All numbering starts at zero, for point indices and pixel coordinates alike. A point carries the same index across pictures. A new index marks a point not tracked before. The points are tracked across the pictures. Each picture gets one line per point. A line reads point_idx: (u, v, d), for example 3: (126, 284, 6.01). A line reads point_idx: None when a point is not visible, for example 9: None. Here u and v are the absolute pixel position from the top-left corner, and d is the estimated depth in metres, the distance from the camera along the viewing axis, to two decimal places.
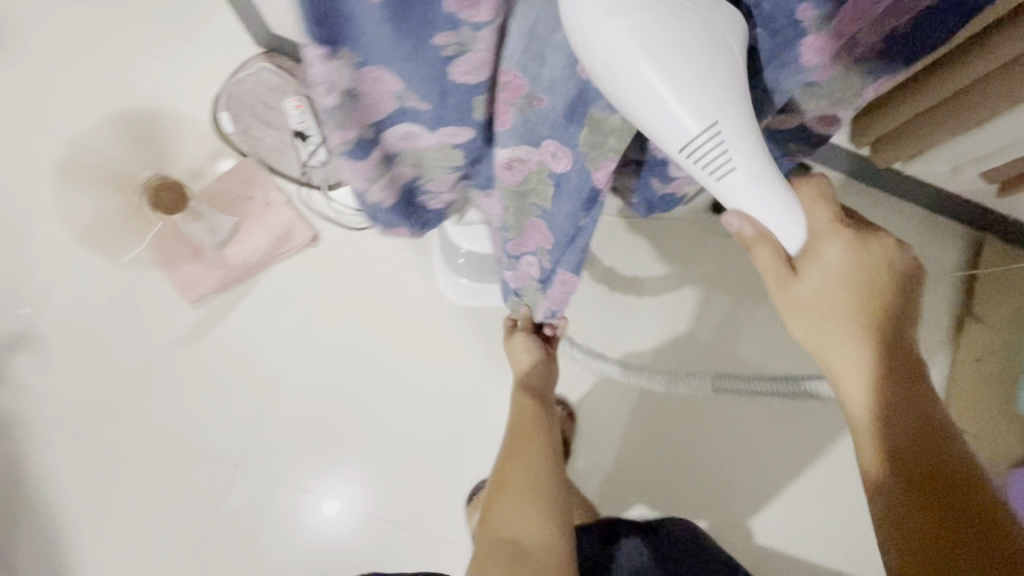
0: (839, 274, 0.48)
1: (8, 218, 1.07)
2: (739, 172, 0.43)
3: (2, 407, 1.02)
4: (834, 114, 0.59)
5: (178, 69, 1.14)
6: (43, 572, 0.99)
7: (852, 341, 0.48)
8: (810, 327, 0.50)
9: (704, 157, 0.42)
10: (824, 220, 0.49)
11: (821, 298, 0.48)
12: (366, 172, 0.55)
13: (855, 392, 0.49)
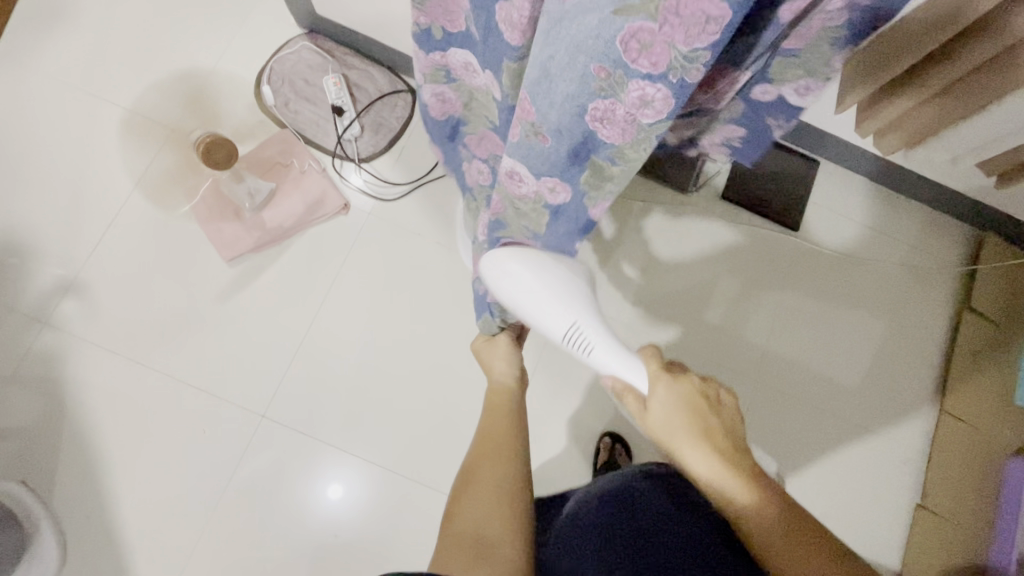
0: (686, 408, 0.60)
1: (64, 175, 1.16)
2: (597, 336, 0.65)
3: (49, 347, 1.09)
4: (809, 85, 0.69)
5: (229, 47, 1.23)
6: (74, 504, 1.04)
7: (693, 449, 0.58)
8: (682, 457, 0.59)
9: (573, 334, 0.67)
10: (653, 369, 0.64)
11: (664, 423, 0.61)
12: (423, 70, 0.67)
13: (718, 500, 0.56)
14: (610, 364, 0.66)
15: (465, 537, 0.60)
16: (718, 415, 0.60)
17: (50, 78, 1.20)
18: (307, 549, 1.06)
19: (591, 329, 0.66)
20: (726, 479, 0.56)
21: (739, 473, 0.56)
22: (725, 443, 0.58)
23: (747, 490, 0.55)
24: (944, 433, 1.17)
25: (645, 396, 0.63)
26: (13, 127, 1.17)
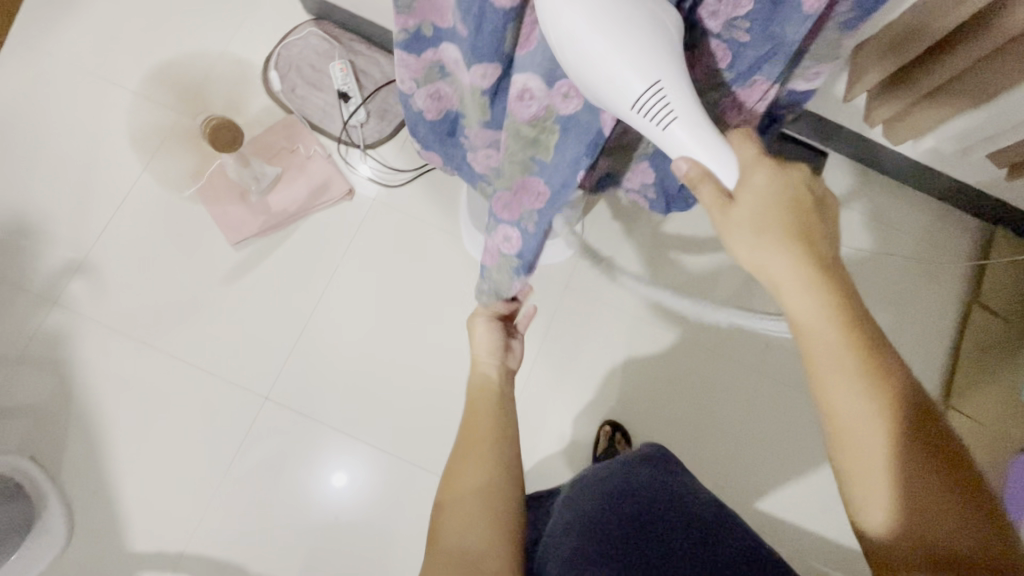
0: (779, 199, 0.50)
1: (73, 157, 1.17)
2: (682, 122, 0.48)
3: (57, 325, 1.11)
4: (817, 70, 0.66)
5: (236, 33, 1.23)
6: (80, 480, 1.06)
7: (792, 253, 0.48)
8: (761, 258, 0.49)
9: (649, 109, 0.47)
10: (750, 152, 0.52)
11: (759, 214, 0.50)
12: (414, 75, 0.66)
13: (814, 325, 0.47)
14: (692, 149, 0.50)
15: (449, 558, 0.54)
16: (816, 225, 0.50)
17: (61, 61, 1.21)
18: (308, 529, 1.07)
19: (677, 87, 0.47)
20: (813, 290, 0.48)
21: (827, 284, 0.48)
22: (819, 251, 0.49)
23: (831, 307, 0.47)
24: (948, 428, 1.15)
25: (732, 189, 0.51)
26: (25, 110, 1.19)
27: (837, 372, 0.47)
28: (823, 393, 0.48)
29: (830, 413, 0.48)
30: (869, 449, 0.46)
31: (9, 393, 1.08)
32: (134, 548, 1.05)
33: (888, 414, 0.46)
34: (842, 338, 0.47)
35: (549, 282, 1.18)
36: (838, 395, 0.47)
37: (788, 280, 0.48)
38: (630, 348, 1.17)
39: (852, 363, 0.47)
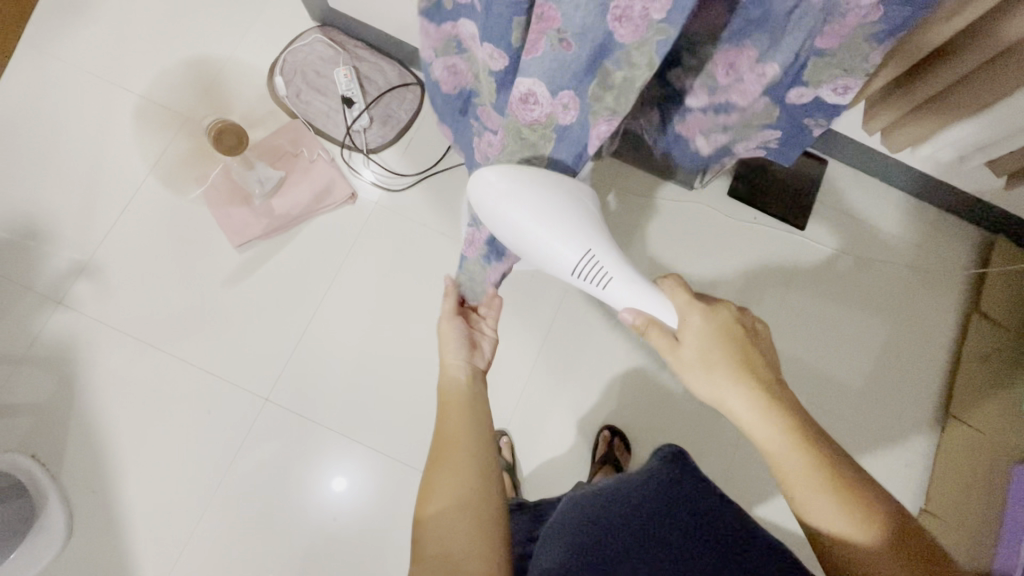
0: (717, 337, 0.60)
1: (80, 160, 1.19)
2: (615, 280, 0.67)
3: (61, 325, 1.12)
4: (848, 81, 0.70)
5: (242, 39, 1.25)
6: (80, 480, 1.06)
7: (734, 385, 0.57)
8: (718, 394, 0.58)
9: (587, 273, 0.67)
10: (683, 299, 0.63)
11: (703, 355, 0.59)
12: (433, 43, 0.70)
13: (775, 451, 0.54)
14: (629, 297, 0.67)
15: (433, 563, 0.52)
16: (753, 351, 0.60)
17: (70, 66, 1.23)
18: (306, 532, 1.07)
19: (604, 260, 0.67)
20: (767, 419, 0.55)
21: (775, 409, 0.55)
22: (762, 373, 0.58)
23: (780, 430, 0.54)
24: (947, 436, 1.15)
25: (676, 333, 0.62)
26: (34, 113, 1.21)
27: (811, 491, 0.51)
28: (805, 512, 0.52)
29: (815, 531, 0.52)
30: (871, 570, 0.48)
31: (13, 393, 1.09)
32: (132, 550, 1.05)
33: (871, 526, 0.49)
34: (799, 453, 0.53)
35: (549, 287, 1.18)
36: (817, 509, 0.51)
37: (741, 413, 0.57)
38: (629, 353, 1.17)
39: (819, 480, 0.51)
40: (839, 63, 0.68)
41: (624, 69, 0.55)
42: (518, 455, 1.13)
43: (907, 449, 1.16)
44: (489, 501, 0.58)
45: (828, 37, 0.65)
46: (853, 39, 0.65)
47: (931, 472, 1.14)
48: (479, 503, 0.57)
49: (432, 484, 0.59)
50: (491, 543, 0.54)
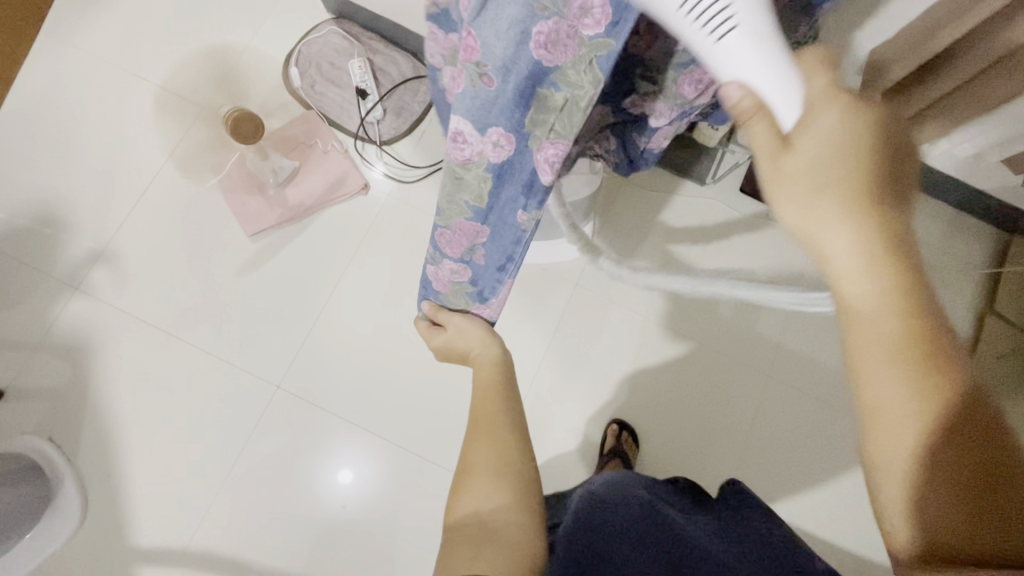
0: (848, 149, 0.39)
1: (98, 149, 1.21)
2: (740, 30, 0.35)
3: (77, 312, 1.14)
4: None
5: (258, 31, 1.26)
6: (95, 464, 1.08)
7: (852, 215, 0.39)
8: (806, 219, 0.40)
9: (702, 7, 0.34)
10: (823, 83, 0.39)
11: (817, 168, 0.39)
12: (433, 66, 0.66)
13: (868, 312, 0.40)
14: (749, 68, 0.37)
15: (467, 524, 0.53)
16: (888, 174, 0.39)
17: (89, 56, 1.25)
18: (314, 520, 1.08)
19: None
20: (877, 279, 0.40)
21: (880, 255, 0.39)
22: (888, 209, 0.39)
23: (886, 288, 0.39)
24: None
25: (787, 130, 0.39)
26: (54, 103, 1.23)
27: (875, 342, 0.40)
28: (857, 364, 0.42)
29: (865, 393, 0.42)
30: (900, 445, 0.40)
31: (31, 377, 1.11)
32: (145, 533, 1.07)
33: (928, 420, 0.40)
34: (900, 321, 0.40)
35: (559, 281, 1.18)
36: (868, 369, 0.41)
37: (844, 250, 0.39)
38: (637, 349, 1.17)
39: (898, 353, 0.40)
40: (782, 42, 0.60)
41: (561, 93, 0.42)
42: None
43: None
44: (527, 474, 0.58)
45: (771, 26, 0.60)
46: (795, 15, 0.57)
47: None
48: (517, 473, 0.57)
49: (472, 451, 0.59)
50: (528, 508, 0.55)
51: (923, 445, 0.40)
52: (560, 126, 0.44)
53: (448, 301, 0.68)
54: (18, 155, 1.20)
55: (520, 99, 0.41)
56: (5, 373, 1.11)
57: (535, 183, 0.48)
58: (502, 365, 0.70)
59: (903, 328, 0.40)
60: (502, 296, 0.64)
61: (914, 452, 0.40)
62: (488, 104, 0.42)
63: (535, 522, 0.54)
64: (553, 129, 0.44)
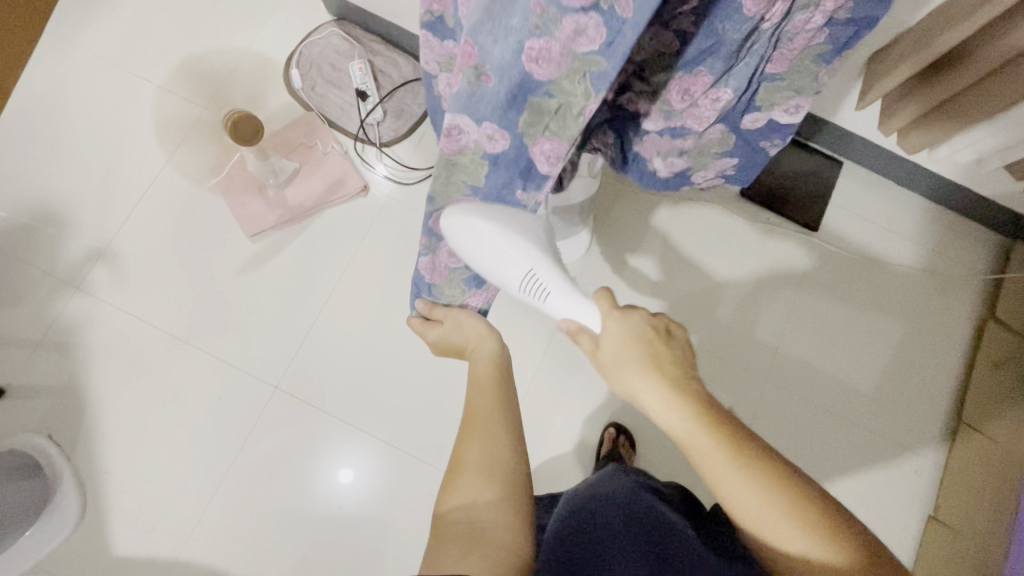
0: (633, 337, 0.58)
1: (99, 148, 1.21)
2: (554, 293, 0.65)
3: (77, 309, 1.15)
4: (798, 102, 0.70)
5: (259, 33, 1.27)
6: (94, 460, 1.09)
7: (646, 375, 0.55)
8: (630, 384, 0.56)
9: (529, 288, 0.65)
10: (605, 304, 0.62)
11: (618, 352, 0.58)
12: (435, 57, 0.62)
13: (682, 434, 0.51)
14: (567, 308, 0.65)
15: (455, 523, 0.51)
16: (663, 344, 0.58)
17: (93, 57, 1.26)
18: (310, 521, 1.09)
19: (546, 271, 0.64)
20: (675, 410, 0.52)
21: (686, 398, 0.53)
22: (674, 369, 0.55)
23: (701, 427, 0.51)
24: (957, 445, 1.12)
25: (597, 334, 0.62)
26: (57, 102, 1.24)
27: (700, 458, 0.50)
28: (716, 490, 0.50)
29: (733, 510, 0.49)
30: (786, 535, 0.47)
31: (32, 375, 1.12)
32: (143, 530, 1.07)
33: (793, 514, 0.47)
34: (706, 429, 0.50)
35: None
36: (728, 493, 0.49)
37: (647, 402, 0.55)
38: None
39: (741, 472, 0.48)
40: (791, 85, 0.69)
41: (557, 99, 0.50)
42: None
43: (919, 457, 1.13)
44: (518, 476, 0.57)
45: (778, 62, 0.66)
46: (801, 62, 0.66)
47: (941, 481, 1.11)
48: (508, 475, 0.56)
49: (466, 446, 0.58)
50: (519, 510, 0.53)
51: (808, 539, 0.46)
52: (554, 126, 0.53)
53: (442, 293, 0.79)
54: (21, 154, 1.21)
55: (513, 104, 0.49)
56: (7, 370, 1.12)
57: (532, 171, 0.58)
58: (498, 362, 0.71)
59: (735, 451, 0.49)
60: (493, 276, 0.76)
61: (807, 543, 0.46)
62: (489, 100, 0.49)
63: (525, 524, 0.53)
64: (546, 128, 0.53)
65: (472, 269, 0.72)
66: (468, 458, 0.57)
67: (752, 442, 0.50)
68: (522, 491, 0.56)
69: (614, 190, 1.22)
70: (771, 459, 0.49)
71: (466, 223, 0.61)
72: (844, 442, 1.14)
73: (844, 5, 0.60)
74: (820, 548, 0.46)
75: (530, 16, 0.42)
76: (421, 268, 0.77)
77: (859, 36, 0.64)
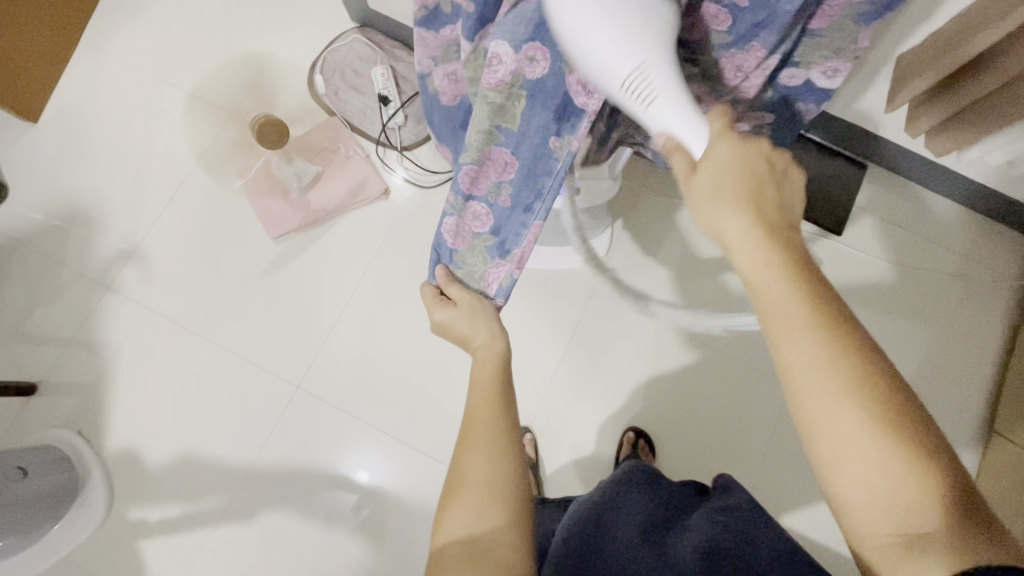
0: (736, 170, 0.47)
1: (130, 152, 1.25)
2: (662, 99, 0.47)
3: (106, 308, 1.18)
4: (837, 65, 0.62)
5: (284, 40, 1.30)
6: (119, 455, 1.12)
7: (738, 209, 0.46)
8: (715, 222, 0.47)
9: (636, 88, 0.46)
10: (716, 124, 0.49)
11: (713, 180, 0.48)
12: (432, 52, 0.63)
13: (767, 288, 0.43)
14: (672, 124, 0.49)
15: (456, 551, 0.52)
16: (767, 190, 0.47)
17: (125, 64, 1.30)
18: (328, 520, 1.09)
19: (658, 70, 0.46)
20: (770, 260, 0.44)
21: (777, 250, 0.44)
22: (775, 216, 0.46)
23: (787, 273, 0.43)
24: (989, 453, 1.08)
25: (696, 160, 0.49)
26: (91, 107, 1.28)
27: (784, 323, 0.42)
28: (776, 348, 0.43)
29: (788, 376, 0.42)
30: (835, 403, 0.40)
31: (63, 372, 1.15)
32: (165, 525, 1.09)
33: (886, 431, 0.39)
34: (805, 311, 0.42)
35: (576, 286, 1.18)
36: (789, 345, 0.42)
37: (741, 243, 0.45)
38: (652, 356, 1.16)
39: (814, 329, 0.41)
40: (829, 45, 0.60)
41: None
42: (540, 453, 1.13)
43: None
44: (518, 488, 0.56)
45: (819, 18, 0.58)
46: (841, 19, 0.58)
47: (973, 490, 1.07)
48: (509, 490, 0.55)
49: (463, 461, 0.57)
50: (521, 528, 0.54)
51: (868, 417, 0.39)
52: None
53: (464, 263, 0.70)
54: (56, 157, 1.25)
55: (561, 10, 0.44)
56: (40, 367, 1.15)
57: (568, 106, 0.51)
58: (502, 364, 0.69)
59: (817, 307, 0.42)
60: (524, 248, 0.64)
61: (852, 405, 0.40)
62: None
63: (525, 543, 0.53)
64: None
65: (501, 228, 0.64)
66: (469, 475, 0.56)
67: (841, 312, 0.42)
68: (523, 504, 0.56)
69: (633, 194, 1.22)
70: (856, 332, 0.42)
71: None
72: None
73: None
74: (878, 434, 0.39)
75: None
76: (443, 232, 0.69)
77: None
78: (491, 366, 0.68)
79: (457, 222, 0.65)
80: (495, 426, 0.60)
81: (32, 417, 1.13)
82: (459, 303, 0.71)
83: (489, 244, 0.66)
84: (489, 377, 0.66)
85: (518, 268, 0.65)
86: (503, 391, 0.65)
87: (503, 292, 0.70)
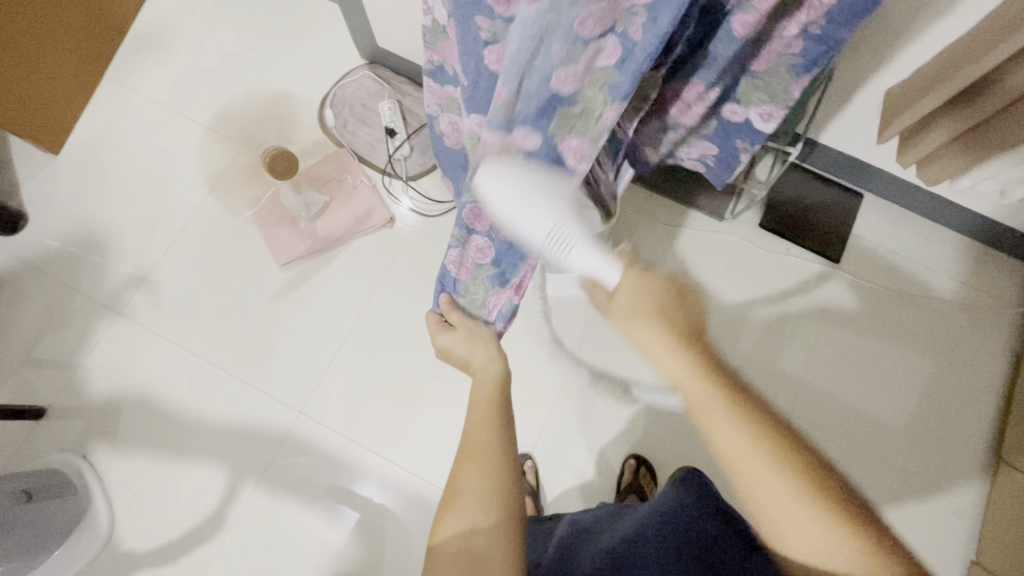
0: (652, 289, 0.56)
1: (146, 181, 1.30)
2: (577, 252, 0.57)
3: (116, 332, 1.20)
4: (773, 111, 0.71)
5: (297, 77, 1.36)
6: (123, 479, 1.12)
7: (653, 320, 0.53)
8: (640, 333, 0.54)
9: (553, 242, 0.56)
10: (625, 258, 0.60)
11: (636, 299, 0.56)
12: (440, 101, 0.70)
13: (685, 382, 0.50)
14: (587, 265, 0.58)
15: (449, 558, 0.52)
16: (681, 300, 0.55)
17: (145, 99, 1.36)
18: (327, 548, 1.09)
19: (569, 226, 0.56)
20: (684, 355, 0.51)
21: (693, 346, 0.51)
22: (686, 320, 0.54)
23: (701, 369, 0.50)
24: (997, 481, 1.07)
25: (613, 288, 0.58)
26: (112, 140, 1.33)
27: (704, 408, 0.49)
28: (709, 433, 0.48)
29: (727, 458, 0.48)
30: (761, 475, 0.46)
31: (72, 397, 1.17)
32: (164, 551, 1.09)
33: (803, 485, 0.45)
34: (724, 397, 0.48)
35: (576, 311, 1.20)
36: (721, 438, 0.47)
37: (661, 349, 0.52)
38: (653, 381, 1.16)
39: (737, 421, 0.47)
40: (766, 89, 0.69)
41: (579, 105, 0.50)
42: (542, 480, 1.12)
43: (956, 496, 1.08)
44: (514, 494, 0.57)
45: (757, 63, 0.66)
46: (777, 68, 0.67)
47: (984, 521, 1.05)
48: (507, 500, 0.56)
49: (461, 471, 0.58)
50: (512, 535, 0.54)
51: (789, 480, 0.45)
52: (579, 127, 0.52)
53: (465, 292, 0.76)
54: (76, 187, 1.30)
55: (545, 116, 0.49)
56: (50, 392, 1.17)
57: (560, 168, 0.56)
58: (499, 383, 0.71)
59: (734, 397, 0.48)
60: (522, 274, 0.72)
61: (776, 476, 0.45)
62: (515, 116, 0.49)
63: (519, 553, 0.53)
64: (574, 128, 0.52)
65: (502, 262, 0.69)
66: (465, 487, 0.57)
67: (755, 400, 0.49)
68: (517, 510, 0.56)
69: (633, 222, 1.25)
70: (773, 416, 0.48)
71: (496, 173, 0.52)
72: (880, 495, 1.09)
73: (820, 16, 0.59)
74: (800, 490, 0.45)
75: (557, 56, 0.43)
76: (447, 264, 0.74)
77: (829, 54, 0.63)
78: (487, 388, 0.70)
79: (460, 257, 0.71)
80: (488, 440, 0.61)
81: (39, 440, 1.14)
82: (460, 326, 0.79)
83: (488, 275, 0.72)
84: (484, 395, 0.69)
85: (516, 294, 0.74)
86: (499, 408, 0.67)
87: (502, 317, 0.79)
